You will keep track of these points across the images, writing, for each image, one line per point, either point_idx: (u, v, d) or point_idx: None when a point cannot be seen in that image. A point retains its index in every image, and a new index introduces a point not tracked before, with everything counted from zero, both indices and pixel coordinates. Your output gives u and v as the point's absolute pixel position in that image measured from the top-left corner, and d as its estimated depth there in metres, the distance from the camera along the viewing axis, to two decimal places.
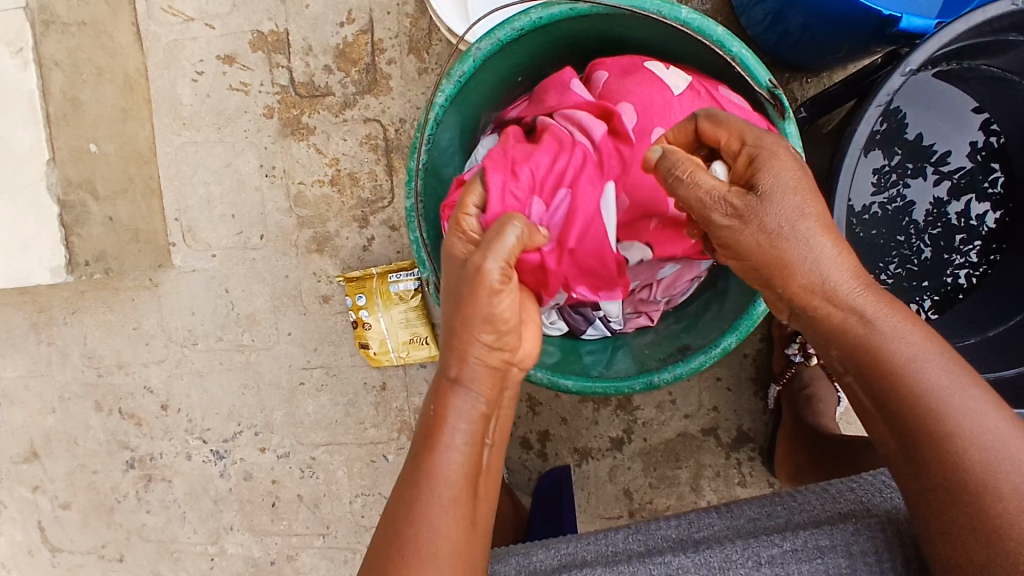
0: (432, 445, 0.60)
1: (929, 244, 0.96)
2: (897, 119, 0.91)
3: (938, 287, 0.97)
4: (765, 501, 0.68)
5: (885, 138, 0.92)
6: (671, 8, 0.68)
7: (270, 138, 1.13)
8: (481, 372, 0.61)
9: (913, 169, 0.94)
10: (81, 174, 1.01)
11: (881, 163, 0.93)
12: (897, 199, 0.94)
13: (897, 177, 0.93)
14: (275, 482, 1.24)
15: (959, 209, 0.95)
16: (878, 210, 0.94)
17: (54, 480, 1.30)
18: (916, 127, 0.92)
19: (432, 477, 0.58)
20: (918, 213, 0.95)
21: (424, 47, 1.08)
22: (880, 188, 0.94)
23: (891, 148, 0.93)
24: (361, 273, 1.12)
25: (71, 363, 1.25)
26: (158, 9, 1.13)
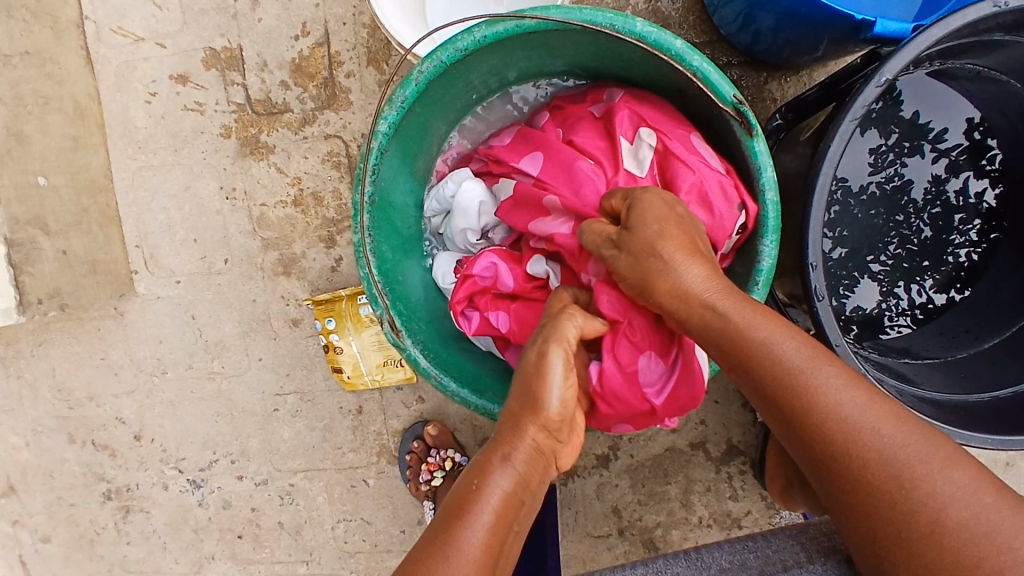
0: (460, 519, 0.54)
1: (929, 223, 0.91)
2: (893, 96, 0.86)
3: (939, 268, 0.92)
4: (734, 547, 0.72)
5: (880, 116, 0.87)
6: (625, 21, 0.64)
7: (229, 159, 1.09)
8: (530, 454, 0.58)
9: (910, 147, 0.88)
10: (30, 211, 1.00)
11: (877, 143, 0.88)
12: (894, 178, 0.90)
13: (894, 156, 0.89)
14: (255, 510, 1.20)
15: (958, 186, 0.90)
16: (876, 190, 0.90)
17: (32, 515, 1.26)
18: (913, 105, 0.87)
19: (456, 555, 0.52)
20: (917, 191, 0.90)
21: (383, 58, 1.04)
22: (876, 168, 0.89)
23: (887, 127, 0.88)
24: (330, 296, 1.06)
25: (41, 396, 1.21)
26: (107, 29, 1.09)
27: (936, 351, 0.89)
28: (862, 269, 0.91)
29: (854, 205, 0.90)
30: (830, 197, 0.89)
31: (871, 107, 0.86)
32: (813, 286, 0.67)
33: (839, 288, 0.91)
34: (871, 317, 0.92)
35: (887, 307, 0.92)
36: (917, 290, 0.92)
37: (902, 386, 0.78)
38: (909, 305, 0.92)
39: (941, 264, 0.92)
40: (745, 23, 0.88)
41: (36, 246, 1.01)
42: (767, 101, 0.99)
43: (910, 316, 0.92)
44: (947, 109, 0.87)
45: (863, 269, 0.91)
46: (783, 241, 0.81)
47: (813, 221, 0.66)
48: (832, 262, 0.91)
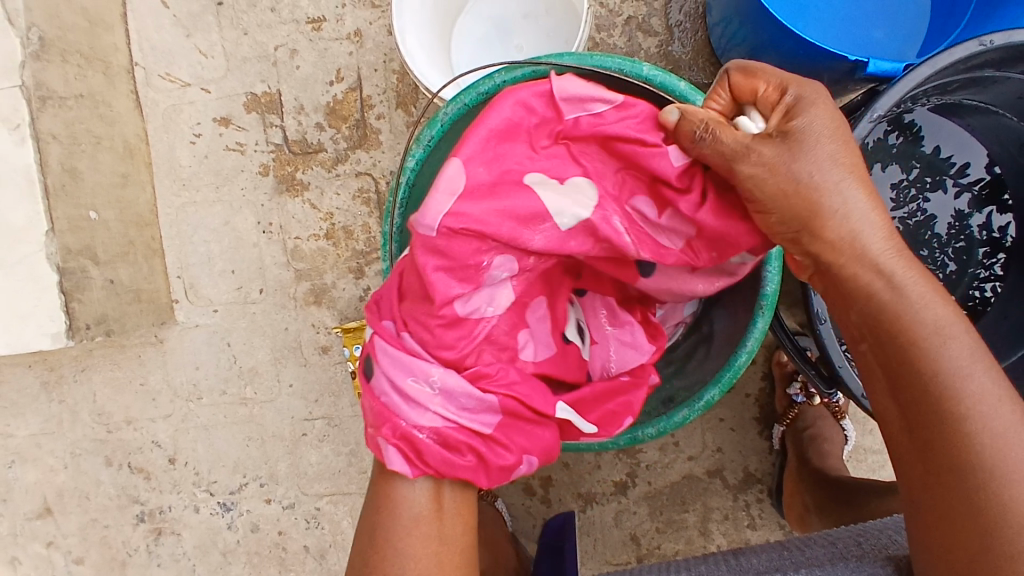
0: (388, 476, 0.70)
1: (953, 258, 0.94)
2: (912, 132, 0.91)
3: (964, 302, 0.94)
4: (775, 555, 0.76)
5: (901, 152, 0.92)
6: (633, 66, 0.71)
7: (266, 195, 1.16)
8: None
9: (932, 182, 0.93)
10: (81, 241, 1.05)
11: (899, 178, 0.93)
12: (917, 213, 0.94)
13: (916, 191, 0.93)
14: (282, 534, 1.23)
15: (981, 221, 0.93)
16: (899, 225, 0.94)
17: (67, 535, 1.31)
18: (933, 141, 0.92)
19: (394, 507, 0.69)
20: (940, 226, 0.94)
21: (411, 100, 1.11)
22: (899, 203, 0.93)
23: (909, 163, 0.92)
24: (358, 324, 1.12)
25: (81, 420, 1.27)
26: (156, 76, 1.18)
27: None
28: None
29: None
30: None
31: (890, 143, 0.91)
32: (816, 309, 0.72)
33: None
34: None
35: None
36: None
37: None
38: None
39: (966, 299, 0.94)
40: None
41: (85, 275, 1.06)
42: None
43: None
44: (966, 147, 0.92)
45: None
46: None
47: None
48: None
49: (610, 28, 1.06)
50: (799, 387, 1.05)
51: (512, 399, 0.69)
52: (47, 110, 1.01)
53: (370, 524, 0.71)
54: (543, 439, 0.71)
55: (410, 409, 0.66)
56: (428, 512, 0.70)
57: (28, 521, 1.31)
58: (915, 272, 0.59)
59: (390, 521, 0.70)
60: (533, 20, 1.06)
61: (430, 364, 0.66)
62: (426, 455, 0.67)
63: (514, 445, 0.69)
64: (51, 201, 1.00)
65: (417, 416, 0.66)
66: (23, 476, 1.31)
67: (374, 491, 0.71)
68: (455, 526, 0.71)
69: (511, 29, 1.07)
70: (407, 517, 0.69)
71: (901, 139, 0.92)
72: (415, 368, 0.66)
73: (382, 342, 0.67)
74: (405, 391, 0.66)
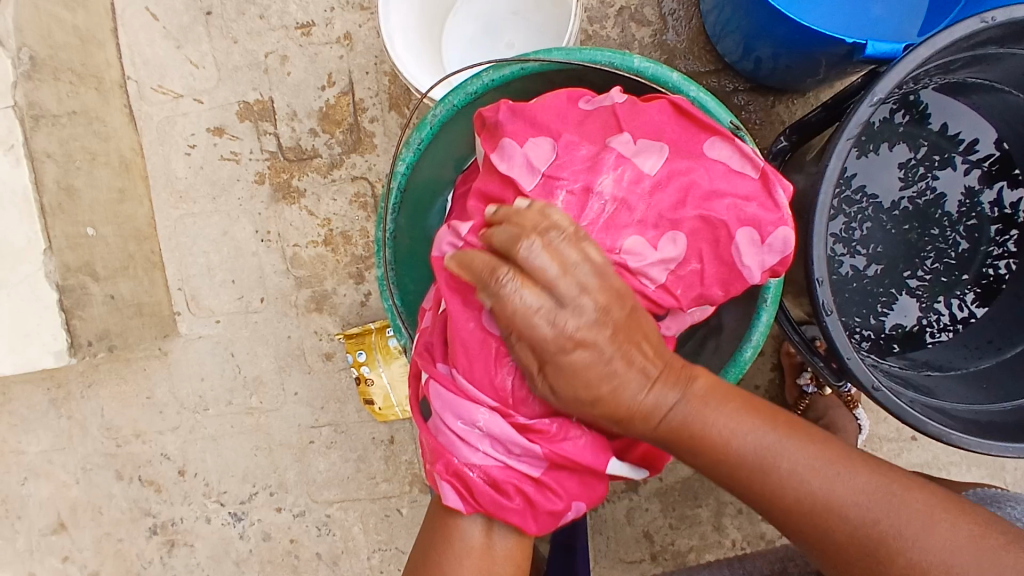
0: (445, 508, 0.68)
1: (965, 236, 0.92)
2: (918, 110, 0.89)
3: (978, 280, 0.92)
4: None
5: (907, 131, 0.89)
6: (623, 58, 0.69)
7: (264, 204, 1.15)
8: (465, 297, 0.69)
9: (940, 160, 0.90)
10: (79, 258, 1.05)
11: (907, 157, 0.90)
12: (926, 192, 0.91)
13: (925, 169, 0.90)
14: (294, 541, 1.23)
15: (993, 198, 0.90)
16: (908, 204, 0.91)
17: (82, 550, 1.31)
18: (940, 118, 0.89)
19: (449, 539, 0.66)
20: (950, 204, 0.92)
21: (405, 102, 1.10)
22: (908, 181, 0.91)
23: (916, 141, 0.90)
24: (360, 329, 1.11)
25: (90, 435, 1.28)
26: (148, 89, 1.18)
27: (960, 363, 0.89)
28: (900, 285, 0.92)
29: (887, 220, 0.91)
30: (861, 213, 0.91)
31: (896, 122, 0.89)
32: (821, 301, 0.70)
33: (877, 306, 0.92)
34: (912, 332, 0.93)
35: (928, 322, 0.93)
36: (957, 304, 0.93)
37: (920, 398, 0.78)
38: (950, 321, 0.93)
39: (980, 276, 0.92)
40: (746, 51, 0.91)
41: (85, 291, 1.06)
42: (774, 123, 1.02)
43: (952, 331, 0.92)
44: (972, 122, 0.89)
45: (900, 285, 0.92)
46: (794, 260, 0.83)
47: (816, 236, 0.69)
48: (866, 279, 0.92)
49: (602, 20, 1.04)
50: (810, 378, 1.03)
51: (564, 449, 0.63)
52: (41, 129, 1.01)
53: (417, 559, 0.68)
54: (594, 489, 0.67)
55: (462, 446, 0.62)
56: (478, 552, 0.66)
57: (43, 536, 1.32)
58: (715, 397, 0.59)
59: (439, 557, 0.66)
60: (523, 15, 1.05)
61: (478, 405, 0.62)
62: (478, 494, 0.63)
63: (565, 491, 0.64)
64: (48, 220, 1.00)
65: (470, 455, 0.63)
66: (37, 492, 1.31)
67: (431, 525, 0.69)
68: (503, 569, 0.67)
69: (501, 26, 1.05)
70: (461, 548, 0.66)
71: (907, 117, 0.89)
72: (467, 415, 0.62)
73: (438, 385, 0.64)
74: (457, 432, 0.63)
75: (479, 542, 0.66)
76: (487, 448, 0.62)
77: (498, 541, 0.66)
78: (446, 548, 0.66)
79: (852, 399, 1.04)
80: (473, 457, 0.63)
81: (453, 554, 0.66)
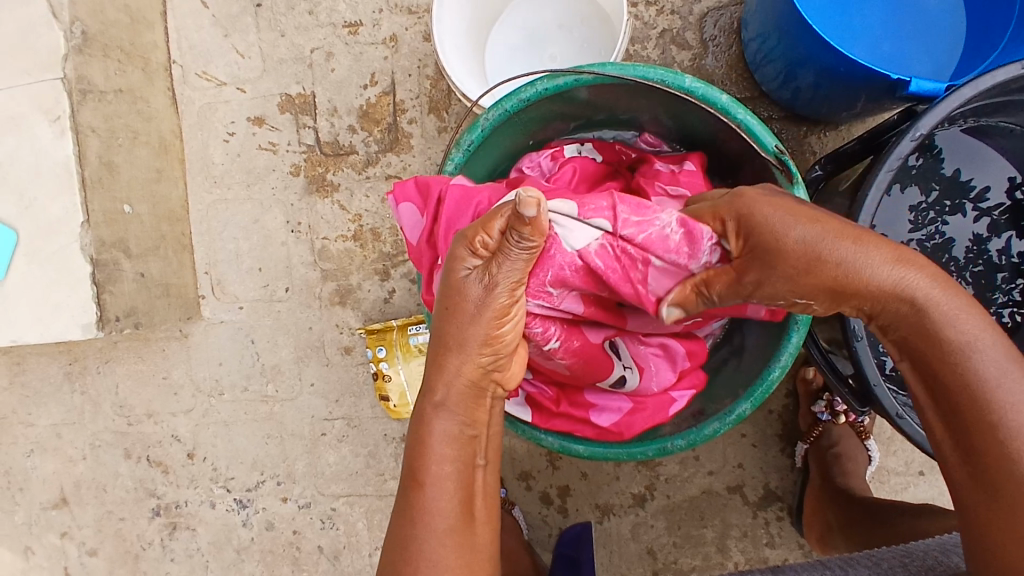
0: (419, 480, 0.62)
1: (971, 282, 0.92)
2: (934, 153, 0.90)
3: None
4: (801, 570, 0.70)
5: (920, 174, 0.91)
6: (675, 77, 0.72)
7: (297, 195, 1.17)
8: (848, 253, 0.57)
9: (951, 206, 0.91)
10: (114, 234, 1.07)
11: (918, 200, 0.91)
12: (936, 236, 0.92)
13: (935, 214, 0.91)
14: (297, 533, 1.23)
15: (1000, 246, 0.92)
16: (917, 246, 0.91)
17: (82, 527, 1.31)
18: (952, 163, 0.91)
19: (422, 512, 0.61)
20: (958, 249, 0.92)
21: (444, 106, 1.12)
22: (917, 225, 0.91)
23: (928, 184, 0.91)
24: (382, 325, 1.12)
25: (103, 412, 1.28)
26: (193, 74, 1.20)
27: None
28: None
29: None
30: None
31: (910, 164, 0.90)
32: (852, 328, 0.72)
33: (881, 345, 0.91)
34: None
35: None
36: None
37: None
38: None
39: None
40: (786, 80, 0.93)
41: (117, 267, 1.07)
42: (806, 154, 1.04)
43: None
44: (985, 169, 0.91)
45: None
46: None
47: None
48: None
49: (644, 40, 1.07)
50: (823, 406, 1.05)
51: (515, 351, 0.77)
52: (88, 104, 1.03)
53: (394, 527, 0.62)
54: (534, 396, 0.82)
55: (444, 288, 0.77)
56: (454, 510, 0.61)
57: (43, 511, 1.32)
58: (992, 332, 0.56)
59: (404, 536, 0.60)
60: (568, 29, 1.07)
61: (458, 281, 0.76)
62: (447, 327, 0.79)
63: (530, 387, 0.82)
64: (87, 193, 1.02)
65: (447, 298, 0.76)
66: (42, 465, 1.32)
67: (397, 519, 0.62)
68: (482, 538, 0.63)
69: (544, 38, 1.07)
70: (439, 525, 0.60)
71: (922, 159, 0.91)
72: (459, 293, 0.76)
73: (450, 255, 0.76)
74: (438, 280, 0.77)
75: (456, 518, 0.61)
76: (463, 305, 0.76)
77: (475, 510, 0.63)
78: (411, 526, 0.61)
79: (865, 432, 1.06)
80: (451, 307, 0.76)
81: (429, 530, 0.60)
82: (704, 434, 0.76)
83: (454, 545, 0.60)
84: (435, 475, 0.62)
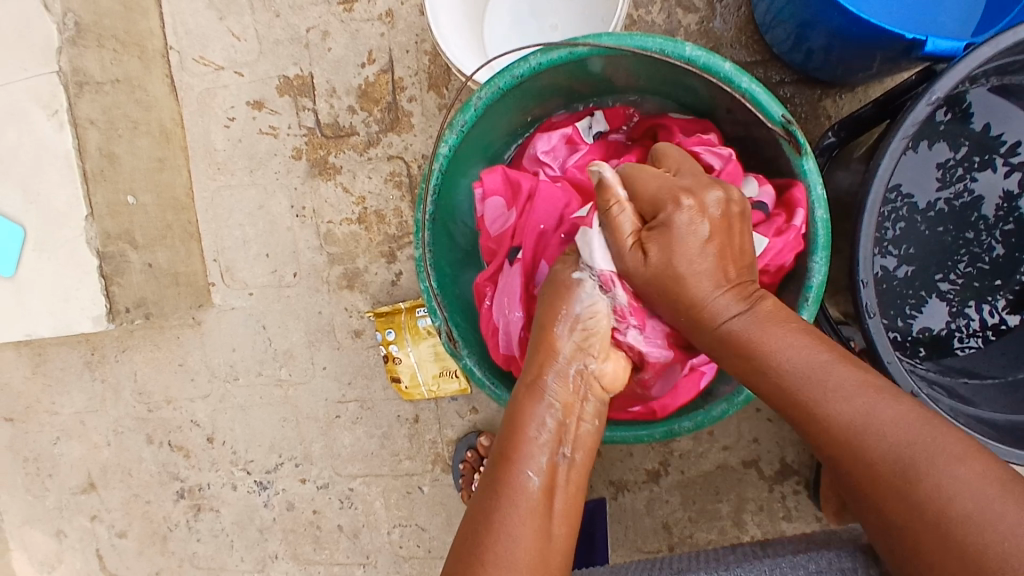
0: (509, 459, 0.60)
1: (1000, 240, 0.89)
2: (961, 108, 0.86)
3: (1013, 286, 0.89)
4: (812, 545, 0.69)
5: (948, 129, 0.86)
6: (675, 46, 0.69)
7: (300, 179, 1.16)
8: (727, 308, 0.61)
9: (980, 162, 0.87)
10: (120, 226, 1.07)
11: (946, 156, 0.87)
12: (964, 194, 0.88)
13: (963, 171, 0.87)
14: (316, 513, 1.25)
15: None
16: (944, 206, 0.88)
17: (111, 510, 1.35)
18: (983, 117, 0.86)
19: (510, 490, 0.58)
20: (987, 207, 0.88)
21: (444, 82, 1.09)
22: (945, 183, 0.88)
23: (956, 139, 0.86)
24: (390, 308, 1.12)
25: (123, 398, 1.31)
26: (190, 59, 1.18)
27: (999, 371, 0.87)
28: (930, 288, 0.89)
29: (920, 220, 0.88)
30: (894, 213, 0.88)
31: (937, 120, 0.85)
32: (865, 304, 0.69)
33: (905, 308, 0.89)
34: (938, 337, 0.90)
35: (956, 328, 0.90)
36: (988, 310, 0.89)
37: (962, 407, 0.80)
38: (980, 327, 0.90)
39: (1013, 282, 0.89)
40: (798, 42, 0.89)
41: (124, 258, 1.07)
42: (821, 118, 1.00)
43: (981, 338, 0.90)
44: (1017, 123, 0.85)
45: (930, 288, 0.89)
46: (838, 259, 0.81)
47: (865, 237, 0.69)
48: (896, 281, 0.89)
49: (648, 5, 1.02)
50: None
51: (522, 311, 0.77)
52: (85, 96, 1.02)
53: (468, 521, 0.58)
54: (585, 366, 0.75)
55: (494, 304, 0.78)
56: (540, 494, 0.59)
57: (73, 495, 1.36)
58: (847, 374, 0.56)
59: (490, 506, 0.58)
60: None
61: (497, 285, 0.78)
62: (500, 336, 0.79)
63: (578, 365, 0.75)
64: (90, 185, 1.02)
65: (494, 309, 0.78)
66: (69, 452, 1.35)
67: (484, 492, 0.59)
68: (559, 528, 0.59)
69: (545, 9, 1.04)
70: (524, 503, 0.58)
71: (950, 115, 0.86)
72: (526, 300, 0.77)
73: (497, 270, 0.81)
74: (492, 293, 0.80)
75: (541, 501, 0.59)
76: (527, 313, 0.77)
77: (555, 495, 0.60)
78: (501, 499, 0.58)
79: None
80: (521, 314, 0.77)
81: (515, 507, 0.57)
82: (711, 415, 0.74)
83: (536, 529, 0.57)
84: (527, 454, 0.60)
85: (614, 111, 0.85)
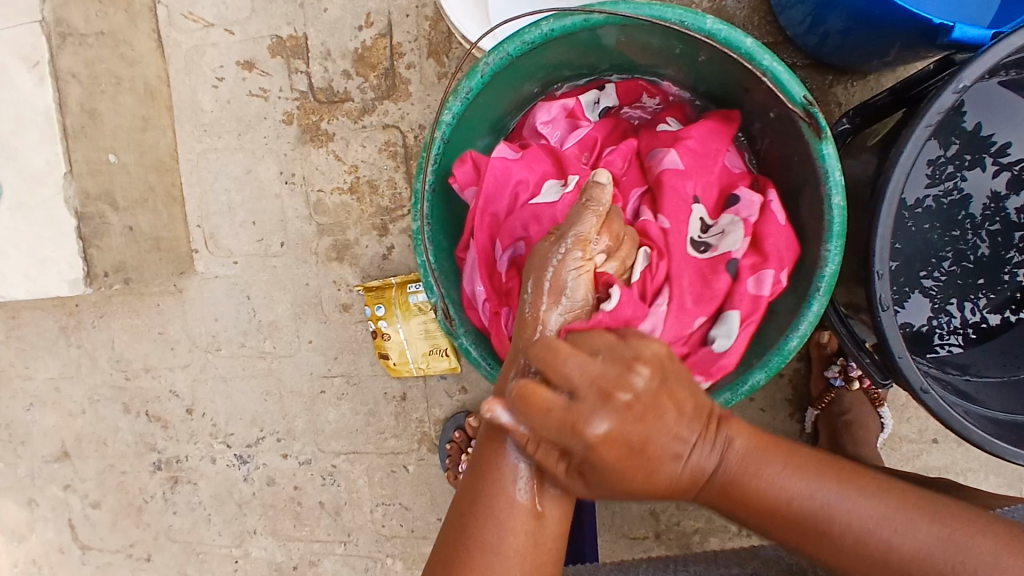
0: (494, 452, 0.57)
1: (986, 240, 0.87)
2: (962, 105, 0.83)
3: (995, 287, 0.87)
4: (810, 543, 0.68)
5: (940, 127, 0.83)
6: (695, 18, 0.65)
7: (290, 145, 1.12)
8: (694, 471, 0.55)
9: (971, 160, 0.84)
10: (100, 186, 1.02)
11: (937, 154, 0.84)
12: (953, 192, 0.85)
13: (953, 169, 0.85)
14: (297, 488, 1.23)
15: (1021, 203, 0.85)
16: (932, 203, 0.85)
17: (84, 480, 1.32)
18: (974, 115, 0.83)
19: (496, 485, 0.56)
20: (974, 206, 0.86)
21: (444, 50, 1.05)
22: (934, 180, 0.85)
23: (947, 137, 0.84)
24: (381, 283, 1.08)
25: (99, 366, 1.27)
26: (178, 14, 1.13)
27: (999, 371, 0.86)
28: (914, 284, 0.87)
29: (908, 218, 0.86)
30: None
31: None
32: (878, 296, 0.67)
33: None
34: (921, 334, 0.88)
35: (938, 325, 0.88)
36: (970, 309, 0.88)
37: (966, 405, 0.78)
38: (961, 324, 0.88)
39: (997, 283, 0.87)
40: (814, 24, 0.86)
41: (104, 220, 1.02)
42: (830, 105, 0.98)
43: (962, 335, 0.88)
44: (1012, 123, 0.83)
45: (915, 284, 0.87)
46: (846, 249, 0.79)
47: (881, 227, 0.66)
48: None
49: None
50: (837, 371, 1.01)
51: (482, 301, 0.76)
52: (67, 48, 0.97)
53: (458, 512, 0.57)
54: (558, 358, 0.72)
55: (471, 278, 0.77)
56: (528, 505, 0.56)
57: (45, 464, 1.32)
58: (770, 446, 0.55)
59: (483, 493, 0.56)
60: None
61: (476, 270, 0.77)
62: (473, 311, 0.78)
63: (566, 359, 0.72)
64: (70, 142, 0.97)
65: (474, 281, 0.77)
66: (42, 419, 1.31)
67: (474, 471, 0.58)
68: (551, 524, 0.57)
69: None
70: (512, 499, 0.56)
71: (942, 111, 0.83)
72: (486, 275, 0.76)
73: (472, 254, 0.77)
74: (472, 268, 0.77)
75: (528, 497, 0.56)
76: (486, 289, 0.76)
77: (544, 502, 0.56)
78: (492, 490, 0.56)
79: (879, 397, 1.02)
80: (483, 289, 0.76)
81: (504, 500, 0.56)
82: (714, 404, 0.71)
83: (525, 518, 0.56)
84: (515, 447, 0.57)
85: (627, 85, 0.83)
